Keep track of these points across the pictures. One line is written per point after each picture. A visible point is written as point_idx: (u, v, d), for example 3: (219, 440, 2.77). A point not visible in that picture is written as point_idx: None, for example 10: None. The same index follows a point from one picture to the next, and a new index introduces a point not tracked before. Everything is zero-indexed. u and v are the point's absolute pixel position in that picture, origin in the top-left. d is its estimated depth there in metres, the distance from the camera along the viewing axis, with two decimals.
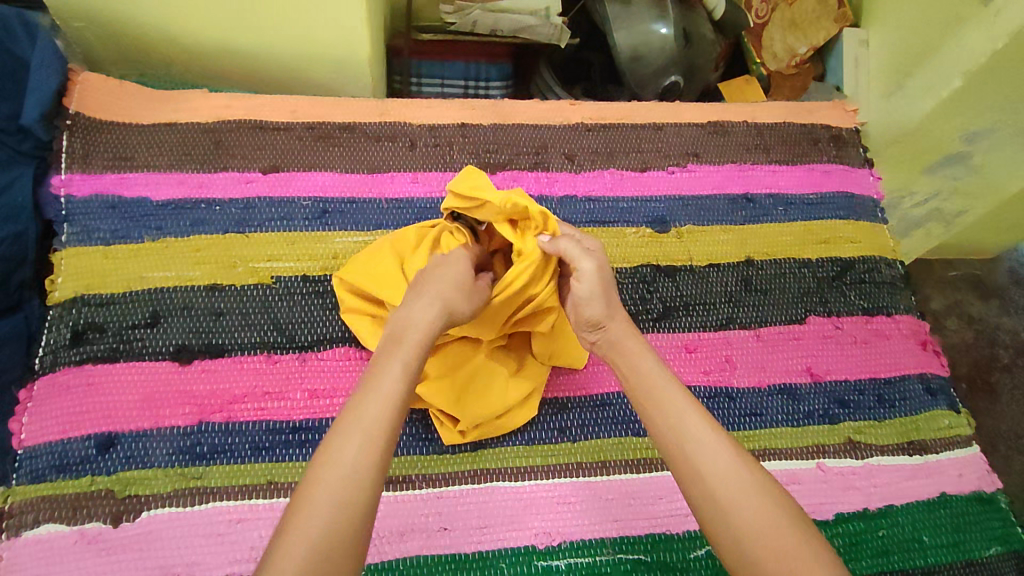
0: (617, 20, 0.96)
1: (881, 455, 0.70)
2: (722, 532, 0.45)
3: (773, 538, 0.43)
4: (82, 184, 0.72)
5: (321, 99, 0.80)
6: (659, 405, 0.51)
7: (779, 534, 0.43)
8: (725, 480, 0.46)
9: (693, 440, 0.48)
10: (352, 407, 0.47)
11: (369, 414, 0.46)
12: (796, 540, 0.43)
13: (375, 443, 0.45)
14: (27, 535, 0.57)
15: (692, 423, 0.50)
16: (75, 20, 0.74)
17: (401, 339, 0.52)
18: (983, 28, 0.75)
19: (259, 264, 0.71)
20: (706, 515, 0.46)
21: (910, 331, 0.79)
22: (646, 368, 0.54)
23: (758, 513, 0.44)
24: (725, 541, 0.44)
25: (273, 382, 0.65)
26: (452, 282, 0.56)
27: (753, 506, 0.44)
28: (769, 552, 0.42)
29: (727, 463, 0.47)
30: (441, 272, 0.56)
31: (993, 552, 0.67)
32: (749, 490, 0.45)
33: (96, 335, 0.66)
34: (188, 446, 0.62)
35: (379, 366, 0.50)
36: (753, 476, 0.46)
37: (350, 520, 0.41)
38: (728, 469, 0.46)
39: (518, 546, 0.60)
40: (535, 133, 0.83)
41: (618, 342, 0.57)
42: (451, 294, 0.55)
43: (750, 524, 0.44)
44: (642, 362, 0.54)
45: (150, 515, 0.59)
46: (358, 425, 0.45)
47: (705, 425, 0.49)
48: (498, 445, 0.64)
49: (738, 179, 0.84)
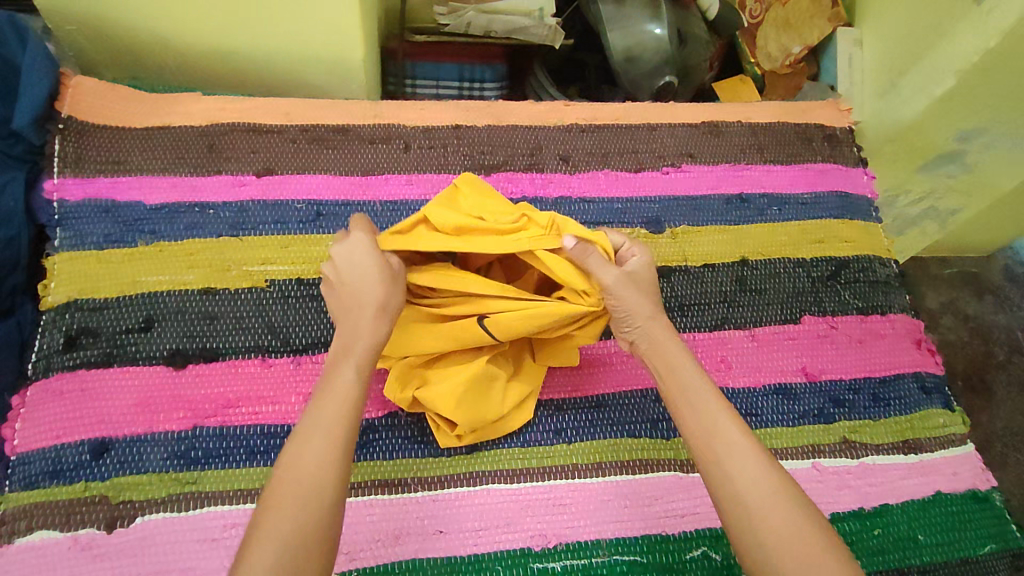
0: (611, 21, 0.96)
1: (877, 455, 0.70)
2: (749, 537, 0.46)
3: (798, 545, 0.45)
4: (75, 187, 0.72)
5: (315, 101, 0.80)
6: (695, 409, 0.52)
7: (804, 543, 0.45)
8: (755, 487, 0.47)
9: (727, 447, 0.50)
10: (309, 421, 0.49)
11: (322, 428, 0.48)
12: (820, 549, 0.45)
13: (330, 456, 0.47)
14: (20, 542, 0.57)
15: (723, 425, 0.51)
16: (67, 23, 0.74)
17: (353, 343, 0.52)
18: (975, 27, 0.76)
19: (253, 267, 0.71)
20: (734, 521, 0.47)
21: (905, 330, 0.79)
22: (681, 367, 0.55)
23: (784, 518, 0.46)
24: (751, 545, 0.46)
25: (267, 385, 0.65)
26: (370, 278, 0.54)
27: (776, 508, 0.46)
28: (794, 559, 0.44)
29: (752, 465, 0.49)
30: (356, 268, 0.54)
31: (988, 550, 0.68)
32: (773, 494, 0.47)
33: (89, 340, 0.65)
34: (182, 451, 0.62)
35: (332, 375, 0.51)
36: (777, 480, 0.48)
37: (309, 534, 0.44)
38: (759, 477, 0.48)
39: (514, 549, 0.60)
40: (530, 134, 0.83)
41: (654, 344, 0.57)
42: (371, 292, 0.53)
43: (777, 532, 0.45)
44: (681, 366, 0.55)
45: (144, 520, 0.58)
46: (314, 440, 0.47)
47: (739, 432, 0.51)
48: (494, 447, 0.64)
49: (732, 179, 0.84)
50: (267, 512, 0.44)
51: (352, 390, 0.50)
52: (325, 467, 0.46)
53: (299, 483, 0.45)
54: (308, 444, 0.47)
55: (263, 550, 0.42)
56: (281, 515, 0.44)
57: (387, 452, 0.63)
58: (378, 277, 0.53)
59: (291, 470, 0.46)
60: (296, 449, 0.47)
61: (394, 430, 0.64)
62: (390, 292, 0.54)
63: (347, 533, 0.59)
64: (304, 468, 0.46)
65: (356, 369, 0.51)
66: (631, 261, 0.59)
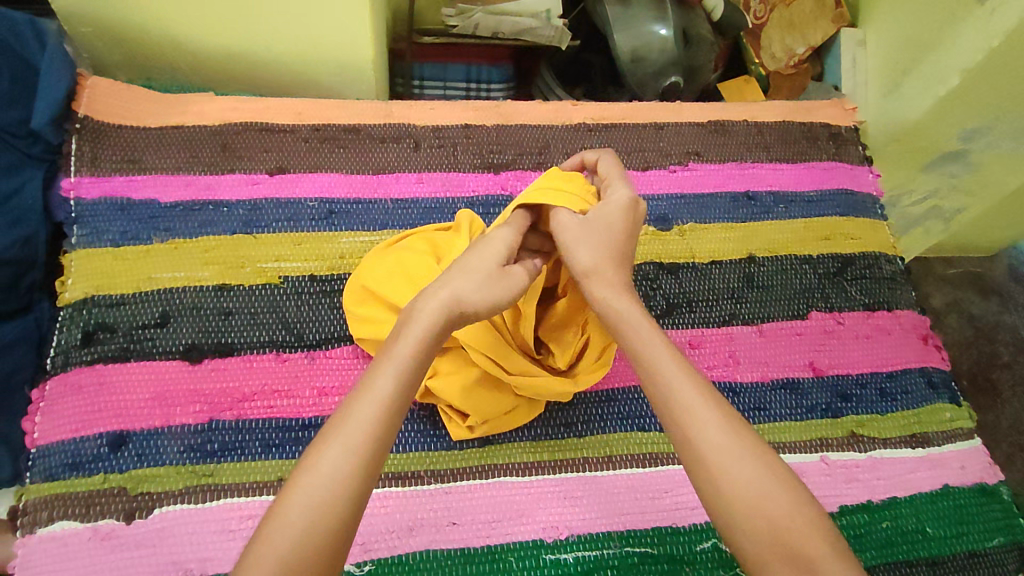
0: (617, 22, 0.97)
1: (884, 448, 0.71)
2: (716, 501, 0.42)
3: (767, 506, 0.41)
4: (91, 186, 0.73)
5: (325, 102, 0.81)
6: (649, 368, 0.47)
7: (773, 503, 0.41)
8: (717, 448, 0.43)
9: (683, 406, 0.45)
10: (332, 422, 0.43)
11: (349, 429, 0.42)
12: (790, 505, 0.41)
13: (350, 466, 0.40)
14: (41, 532, 0.58)
15: (680, 383, 0.46)
16: (83, 25, 0.75)
17: (412, 334, 0.47)
18: (981, 27, 0.76)
19: (267, 264, 0.72)
20: (699, 483, 0.43)
21: (911, 326, 0.80)
22: (631, 321, 0.50)
23: (750, 477, 0.42)
24: (719, 508, 0.42)
25: (282, 380, 0.66)
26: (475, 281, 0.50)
27: (745, 474, 0.42)
28: (763, 519, 0.40)
29: (716, 427, 0.44)
30: (469, 265, 0.51)
31: (996, 542, 0.68)
32: (739, 460, 0.42)
33: (106, 335, 0.66)
34: (199, 444, 0.62)
35: (369, 373, 0.45)
36: (744, 442, 0.43)
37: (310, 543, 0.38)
38: (720, 434, 0.43)
39: (526, 540, 0.61)
40: (538, 134, 0.84)
41: (604, 297, 0.52)
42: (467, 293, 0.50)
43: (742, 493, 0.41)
44: (629, 317, 0.50)
45: (162, 512, 0.59)
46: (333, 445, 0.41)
47: (696, 388, 0.46)
48: (506, 440, 0.65)
49: (738, 177, 0.85)
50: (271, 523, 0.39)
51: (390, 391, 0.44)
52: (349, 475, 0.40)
53: (310, 492, 0.39)
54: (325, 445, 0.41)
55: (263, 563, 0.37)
56: (285, 525, 0.38)
57: (400, 445, 0.64)
58: (484, 282, 0.50)
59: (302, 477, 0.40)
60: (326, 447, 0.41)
61: (407, 424, 0.65)
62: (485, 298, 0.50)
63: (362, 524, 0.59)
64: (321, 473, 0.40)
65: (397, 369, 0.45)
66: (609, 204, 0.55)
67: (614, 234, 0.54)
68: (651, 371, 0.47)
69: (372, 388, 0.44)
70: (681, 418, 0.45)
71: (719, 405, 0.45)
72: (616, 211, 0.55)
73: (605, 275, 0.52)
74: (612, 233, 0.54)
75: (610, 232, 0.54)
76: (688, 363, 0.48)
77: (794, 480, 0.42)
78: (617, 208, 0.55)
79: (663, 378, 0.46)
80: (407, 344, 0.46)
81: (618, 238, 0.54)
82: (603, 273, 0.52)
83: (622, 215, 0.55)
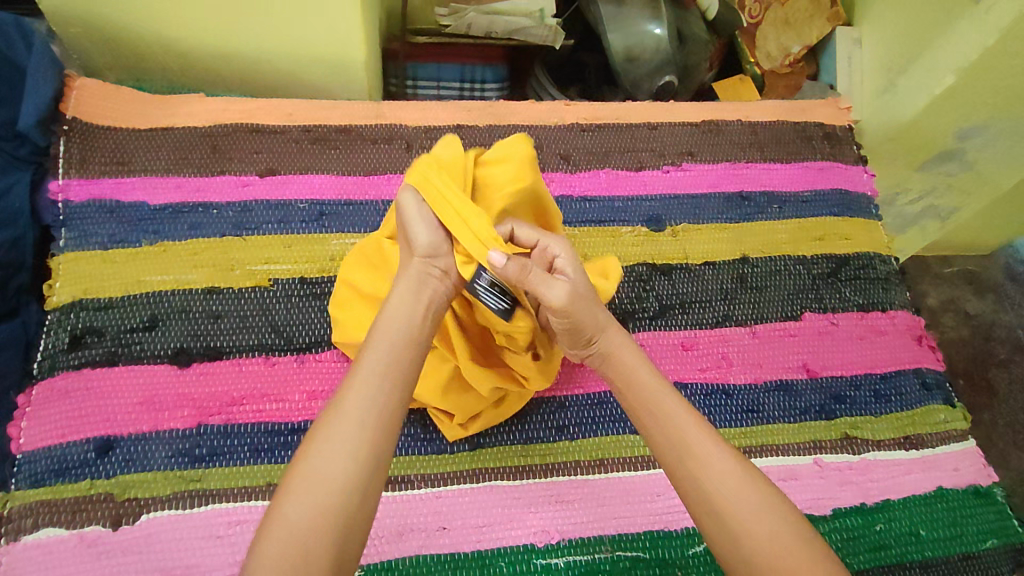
0: (611, 22, 0.96)
1: (878, 450, 0.71)
2: (734, 555, 0.43)
3: (787, 559, 0.41)
4: (79, 188, 0.72)
5: (317, 102, 0.81)
6: (663, 421, 0.49)
7: (794, 557, 0.41)
8: (734, 500, 0.44)
9: (698, 458, 0.46)
10: (327, 408, 0.45)
11: (344, 414, 0.44)
12: (810, 557, 0.41)
13: (352, 441, 0.43)
14: (26, 539, 0.57)
15: (694, 438, 0.47)
16: (71, 26, 0.75)
17: (392, 308, 0.51)
18: (975, 26, 0.76)
19: (257, 267, 0.71)
20: (716, 537, 0.44)
21: (906, 327, 0.79)
22: (643, 377, 0.52)
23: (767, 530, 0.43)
24: (737, 563, 0.43)
25: (271, 383, 0.66)
26: (427, 227, 0.53)
27: (763, 527, 0.43)
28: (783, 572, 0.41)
29: (733, 481, 0.45)
30: (414, 213, 0.54)
31: (990, 544, 0.68)
32: (757, 511, 0.43)
33: (94, 339, 0.66)
34: (187, 449, 0.62)
35: (354, 363, 0.47)
36: (760, 493, 0.44)
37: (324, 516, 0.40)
38: (736, 486, 0.45)
39: (516, 545, 0.60)
40: (531, 135, 0.83)
41: (616, 348, 0.54)
42: (424, 240, 0.53)
43: (762, 547, 0.42)
44: (640, 369, 0.52)
45: (150, 518, 0.59)
46: (331, 427, 0.43)
47: (710, 441, 0.47)
48: (496, 444, 0.65)
49: (732, 177, 0.85)
50: (276, 510, 0.40)
51: (380, 373, 0.46)
52: (349, 458, 0.42)
53: (311, 473, 0.41)
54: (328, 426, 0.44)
55: (272, 547, 0.38)
56: (293, 506, 0.40)
57: None
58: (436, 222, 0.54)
59: (301, 467, 0.42)
60: (326, 424, 0.44)
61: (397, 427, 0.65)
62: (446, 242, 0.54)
63: None
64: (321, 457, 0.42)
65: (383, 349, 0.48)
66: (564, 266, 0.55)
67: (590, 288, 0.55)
68: (665, 427, 0.49)
69: (362, 365, 0.47)
70: (695, 472, 0.46)
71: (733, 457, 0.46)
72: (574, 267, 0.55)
73: (612, 327, 0.54)
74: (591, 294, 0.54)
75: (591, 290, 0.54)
76: (701, 417, 0.50)
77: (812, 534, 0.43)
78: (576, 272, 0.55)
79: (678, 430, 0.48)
80: (389, 323, 0.50)
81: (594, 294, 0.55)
82: (611, 326, 0.54)
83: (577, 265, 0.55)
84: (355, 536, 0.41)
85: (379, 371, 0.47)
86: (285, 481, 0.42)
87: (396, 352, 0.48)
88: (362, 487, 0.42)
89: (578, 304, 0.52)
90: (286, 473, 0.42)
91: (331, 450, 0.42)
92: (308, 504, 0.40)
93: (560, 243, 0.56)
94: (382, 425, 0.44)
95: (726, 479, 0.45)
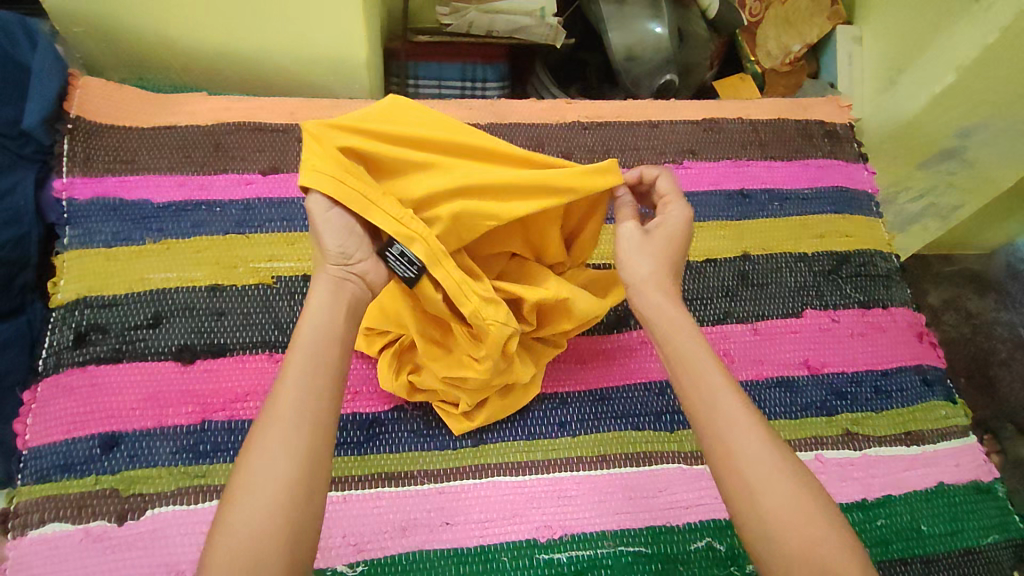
0: (612, 21, 0.97)
1: (879, 446, 0.71)
2: (747, 514, 0.43)
3: (800, 525, 0.42)
4: (84, 187, 0.72)
5: (319, 101, 0.81)
6: (698, 377, 0.48)
7: (808, 524, 0.42)
8: (756, 461, 0.44)
9: (727, 417, 0.46)
10: (262, 414, 0.44)
11: (277, 425, 0.43)
12: (822, 524, 0.42)
13: (291, 448, 0.43)
14: (33, 534, 0.58)
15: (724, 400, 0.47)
16: (75, 25, 0.75)
17: (313, 312, 0.49)
18: (976, 23, 0.76)
19: (260, 264, 0.71)
20: (731, 494, 0.44)
21: (907, 323, 0.79)
22: (681, 335, 0.51)
23: (784, 496, 0.43)
24: (750, 523, 0.43)
25: (274, 380, 0.66)
26: (337, 236, 0.51)
27: (782, 493, 0.43)
28: (794, 537, 0.42)
29: (756, 446, 0.45)
30: (319, 220, 0.50)
31: (991, 540, 0.68)
32: (777, 477, 0.44)
33: (98, 337, 0.66)
34: (191, 445, 0.62)
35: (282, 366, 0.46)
36: (781, 457, 0.45)
37: (273, 522, 0.40)
38: (759, 449, 0.45)
39: (519, 540, 0.60)
40: (532, 133, 0.84)
41: (659, 303, 0.53)
42: (332, 246, 0.50)
43: (777, 510, 0.43)
44: (680, 326, 0.51)
45: (155, 513, 0.59)
46: (268, 434, 0.43)
47: (739, 402, 0.47)
48: (498, 440, 0.65)
49: (733, 175, 0.85)
50: (222, 523, 0.41)
51: (309, 376, 0.45)
52: (285, 464, 0.42)
53: (255, 483, 0.41)
54: (265, 431, 0.43)
55: (221, 555, 0.39)
56: (242, 515, 0.40)
57: (392, 445, 0.64)
58: (346, 225, 0.51)
59: (239, 479, 0.42)
60: (262, 431, 0.43)
61: (400, 423, 0.65)
62: (363, 246, 0.52)
63: (355, 524, 0.59)
64: (258, 467, 0.42)
65: (307, 352, 0.46)
66: (665, 219, 0.56)
67: (673, 247, 0.55)
68: (698, 384, 0.48)
69: (289, 368, 0.46)
70: (722, 430, 0.46)
71: (759, 420, 0.46)
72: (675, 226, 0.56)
73: (659, 282, 0.54)
74: (671, 249, 0.55)
75: (670, 244, 0.55)
76: (733, 377, 0.49)
77: (828, 503, 0.44)
78: (677, 224, 0.56)
79: (712, 388, 0.48)
80: (312, 326, 0.48)
81: (678, 248, 0.56)
82: (659, 280, 0.54)
83: (682, 223, 0.56)
84: (310, 539, 0.42)
85: (306, 374, 0.46)
86: (226, 492, 0.42)
87: (323, 354, 0.47)
88: (307, 491, 0.42)
89: (628, 244, 0.55)
90: (229, 484, 0.42)
91: (268, 458, 0.42)
92: (254, 514, 0.40)
93: (680, 206, 0.57)
94: (318, 429, 0.44)
95: (750, 444, 0.45)
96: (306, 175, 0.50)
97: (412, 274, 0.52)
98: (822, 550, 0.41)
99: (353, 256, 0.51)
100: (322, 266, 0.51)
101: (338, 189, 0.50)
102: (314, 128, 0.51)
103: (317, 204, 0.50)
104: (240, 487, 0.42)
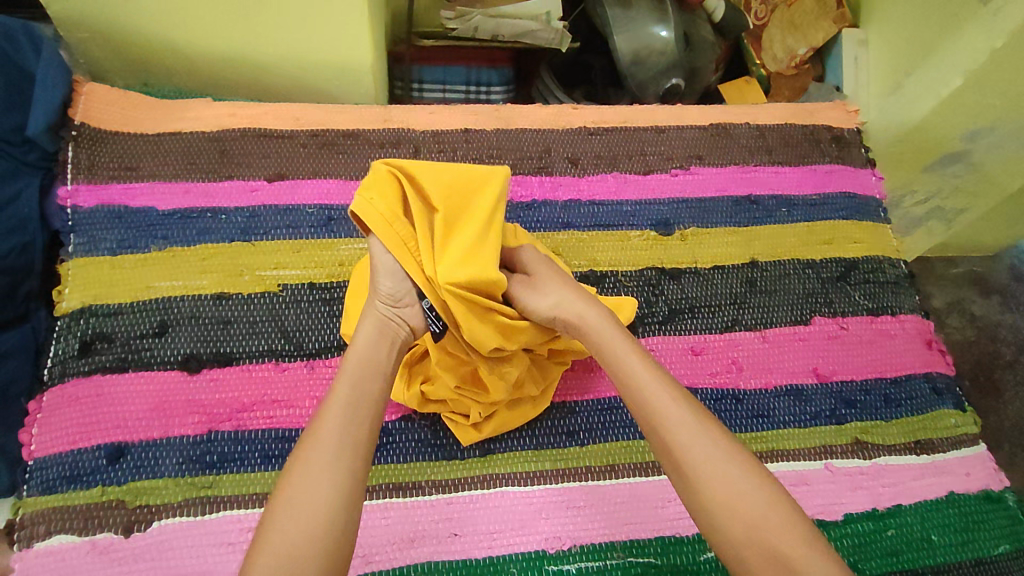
0: (618, 24, 0.96)
1: (888, 455, 0.70)
2: (699, 508, 0.46)
3: (744, 507, 0.45)
4: (88, 194, 0.72)
5: (325, 107, 0.81)
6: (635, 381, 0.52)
7: (750, 505, 0.45)
8: (694, 453, 0.47)
9: (663, 414, 0.50)
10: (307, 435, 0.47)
11: (322, 445, 0.45)
12: (765, 501, 0.45)
13: (336, 466, 0.45)
14: (38, 546, 0.57)
15: (659, 398, 0.51)
16: (78, 31, 0.75)
17: (358, 349, 0.52)
18: (982, 28, 0.75)
19: (266, 272, 0.71)
20: (682, 493, 0.48)
21: (915, 330, 0.79)
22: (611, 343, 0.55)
23: (725, 481, 0.46)
24: (702, 515, 0.46)
25: (282, 389, 0.66)
26: (390, 278, 0.54)
27: (722, 479, 0.46)
28: (739, 520, 0.45)
29: (692, 438, 0.48)
30: (378, 261, 0.55)
31: (1002, 550, 0.67)
32: (716, 463, 0.47)
33: (104, 346, 0.66)
34: (198, 455, 0.62)
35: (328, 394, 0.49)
36: (717, 443, 0.48)
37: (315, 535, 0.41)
38: (697, 439, 0.48)
39: (528, 551, 0.60)
40: (538, 138, 0.83)
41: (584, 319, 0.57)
42: (384, 286, 0.54)
43: (720, 498, 0.45)
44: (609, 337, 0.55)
45: (162, 525, 0.59)
46: (313, 453, 0.45)
47: (672, 397, 0.51)
48: (507, 449, 0.65)
49: (740, 181, 0.84)
50: (264, 536, 0.42)
51: (352, 403, 0.48)
52: (330, 481, 0.44)
53: (299, 497, 0.43)
54: (312, 451, 0.45)
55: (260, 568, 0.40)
56: (285, 526, 0.41)
57: (401, 455, 0.63)
58: (398, 269, 0.55)
59: (282, 495, 0.43)
60: (307, 450, 0.45)
61: (409, 433, 0.65)
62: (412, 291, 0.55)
63: (363, 536, 0.59)
64: (300, 490, 0.43)
65: (352, 383, 0.50)
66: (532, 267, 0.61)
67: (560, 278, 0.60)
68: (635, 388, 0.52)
69: (334, 396, 0.49)
70: (661, 429, 0.49)
71: (693, 411, 0.50)
72: (541, 266, 0.61)
73: (582, 303, 0.58)
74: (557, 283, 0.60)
75: (557, 279, 0.60)
76: (663, 373, 0.53)
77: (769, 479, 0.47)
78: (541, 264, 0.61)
79: (647, 391, 0.51)
80: (356, 361, 0.51)
81: (560, 281, 0.60)
82: (581, 302, 0.58)
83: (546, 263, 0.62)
84: (344, 556, 0.42)
85: (351, 401, 0.48)
86: (267, 511, 0.43)
87: (364, 383, 0.50)
88: (347, 509, 0.43)
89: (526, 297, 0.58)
90: (268, 507, 0.43)
91: (312, 476, 0.44)
92: (298, 525, 0.41)
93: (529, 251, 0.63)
94: (358, 452, 0.46)
95: (688, 436, 0.48)
96: (357, 201, 0.54)
97: (438, 330, 0.56)
98: (765, 526, 0.44)
99: (401, 298, 0.55)
100: (373, 303, 0.55)
101: (385, 225, 0.54)
102: (386, 171, 0.55)
103: (378, 244, 0.55)
104: (286, 500, 0.43)
